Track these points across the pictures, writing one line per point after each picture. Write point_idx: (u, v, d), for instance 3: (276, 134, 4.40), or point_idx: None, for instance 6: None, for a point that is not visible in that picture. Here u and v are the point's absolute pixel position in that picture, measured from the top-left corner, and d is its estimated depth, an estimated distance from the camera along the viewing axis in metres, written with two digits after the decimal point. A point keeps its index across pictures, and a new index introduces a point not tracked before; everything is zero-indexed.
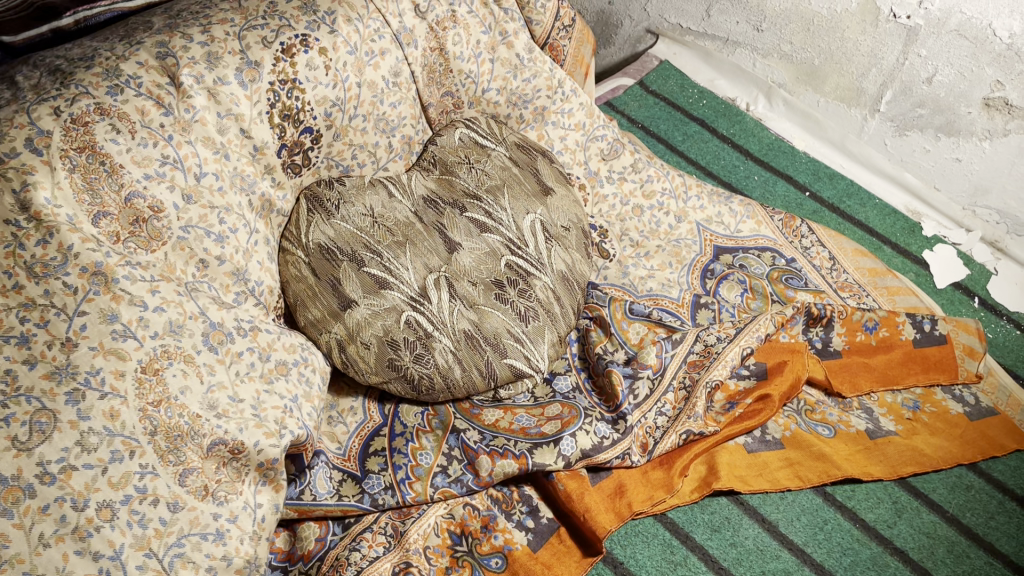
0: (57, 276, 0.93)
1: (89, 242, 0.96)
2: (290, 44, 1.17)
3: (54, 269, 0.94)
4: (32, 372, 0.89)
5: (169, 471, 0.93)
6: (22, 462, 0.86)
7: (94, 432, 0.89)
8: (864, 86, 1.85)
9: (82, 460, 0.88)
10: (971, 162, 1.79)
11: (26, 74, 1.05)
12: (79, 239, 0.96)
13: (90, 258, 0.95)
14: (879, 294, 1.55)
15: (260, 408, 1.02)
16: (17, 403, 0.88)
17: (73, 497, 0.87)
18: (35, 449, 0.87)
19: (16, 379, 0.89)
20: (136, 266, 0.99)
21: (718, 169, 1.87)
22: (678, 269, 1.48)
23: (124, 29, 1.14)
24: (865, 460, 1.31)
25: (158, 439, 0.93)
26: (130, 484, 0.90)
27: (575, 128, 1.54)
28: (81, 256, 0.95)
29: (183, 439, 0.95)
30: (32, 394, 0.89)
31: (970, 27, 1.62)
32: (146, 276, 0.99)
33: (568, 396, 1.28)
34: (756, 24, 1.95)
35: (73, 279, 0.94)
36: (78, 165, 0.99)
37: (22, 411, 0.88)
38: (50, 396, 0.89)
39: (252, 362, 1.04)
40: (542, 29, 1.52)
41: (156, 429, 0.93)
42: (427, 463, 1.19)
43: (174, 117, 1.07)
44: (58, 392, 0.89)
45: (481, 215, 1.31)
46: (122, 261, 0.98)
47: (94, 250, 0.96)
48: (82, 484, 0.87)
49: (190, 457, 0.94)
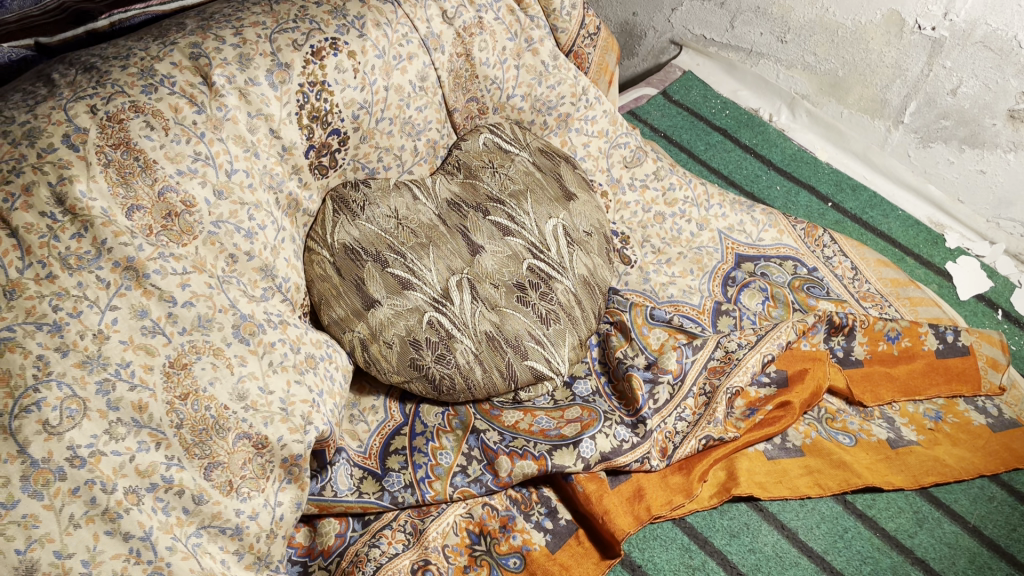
0: (91, 269, 0.95)
1: (123, 236, 0.98)
2: (319, 47, 1.19)
3: (88, 262, 0.95)
4: (65, 359, 0.90)
5: (194, 464, 0.96)
6: (53, 445, 0.87)
7: (123, 422, 0.92)
8: (888, 97, 1.85)
9: (110, 447, 0.90)
10: (996, 174, 1.78)
11: (63, 72, 1.07)
12: (113, 233, 0.97)
13: (123, 252, 0.97)
14: (901, 305, 1.54)
15: (288, 401, 1.03)
16: (50, 388, 0.89)
17: (102, 479, 0.89)
18: (66, 434, 0.88)
19: (49, 364, 0.90)
20: (169, 259, 1.00)
21: (740, 178, 1.87)
22: (699, 276, 1.49)
23: (158, 29, 1.16)
24: (885, 470, 1.30)
25: (183, 432, 0.95)
26: (156, 473, 0.93)
27: (598, 135, 1.55)
28: (115, 249, 0.97)
29: (209, 433, 0.97)
30: (64, 379, 0.90)
31: (996, 38, 1.61)
32: (177, 269, 1.00)
33: (587, 399, 1.29)
34: (780, 35, 1.96)
35: (106, 274, 0.96)
36: (113, 161, 1.01)
37: (53, 396, 0.89)
38: (80, 384, 0.90)
39: (284, 353, 1.06)
40: (566, 37, 1.54)
41: (182, 422, 0.95)
42: (446, 463, 1.19)
43: (206, 115, 1.09)
44: (88, 380, 0.91)
45: (503, 219, 1.33)
46: (155, 255, 0.99)
47: (127, 244, 0.98)
48: (111, 469, 0.90)
49: (214, 451, 0.97)
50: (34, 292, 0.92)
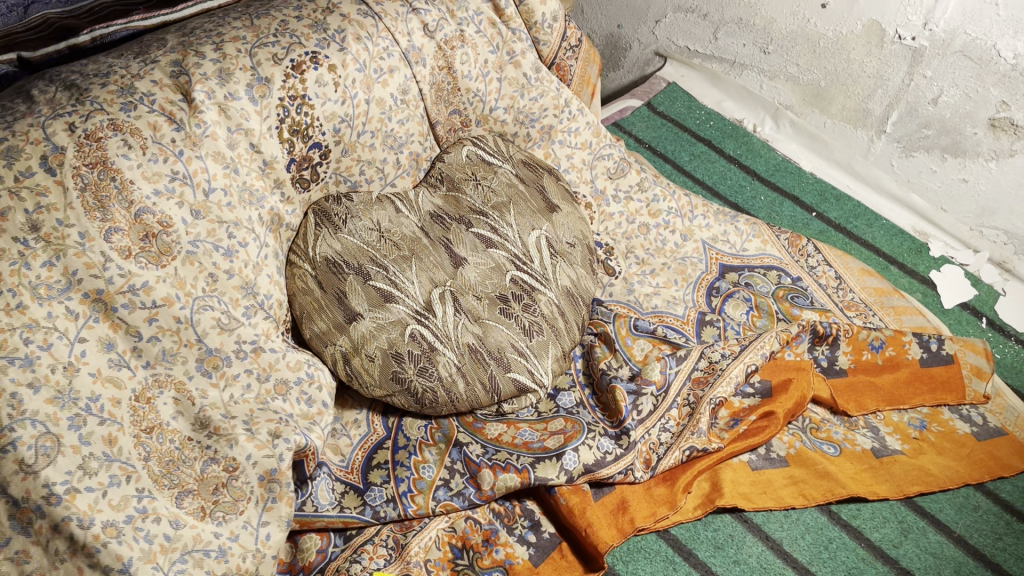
0: (60, 300, 0.96)
1: (94, 269, 0.98)
2: (299, 61, 1.19)
3: (56, 293, 0.96)
4: (37, 396, 0.92)
5: (165, 494, 0.98)
6: (30, 484, 0.90)
7: (95, 456, 0.94)
8: (870, 107, 1.86)
9: (85, 483, 0.92)
10: (978, 183, 1.78)
11: (42, 88, 1.06)
12: (84, 265, 0.97)
13: (93, 284, 0.98)
14: (886, 314, 1.54)
15: (253, 422, 1.04)
16: (24, 427, 0.90)
17: (78, 516, 0.91)
18: (41, 471, 0.90)
19: (22, 402, 0.91)
20: (139, 291, 1.00)
21: (724, 189, 1.87)
22: (683, 287, 1.49)
23: (139, 46, 1.16)
24: (870, 480, 1.30)
25: (151, 464, 0.98)
26: (130, 505, 0.94)
27: (581, 147, 1.56)
28: (85, 282, 0.97)
29: (175, 463, 1.00)
30: (37, 417, 0.91)
31: (975, 47, 1.62)
32: (148, 302, 1.01)
33: (571, 411, 1.28)
34: (763, 46, 1.97)
35: (75, 305, 0.97)
36: (90, 183, 1.00)
37: (28, 434, 0.90)
38: (53, 420, 0.92)
39: (246, 385, 1.07)
40: (548, 49, 1.54)
41: (150, 454, 0.98)
42: (428, 476, 1.19)
43: (185, 132, 1.08)
44: (61, 417, 0.93)
45: (486, 230, 1.32)
46: (126, 286, 0.99)
47: (98, 275, 0.98)
48: (87, 505, 0.91)
49: (184, 479, 0.99)
50: (4, 325, 0.92)
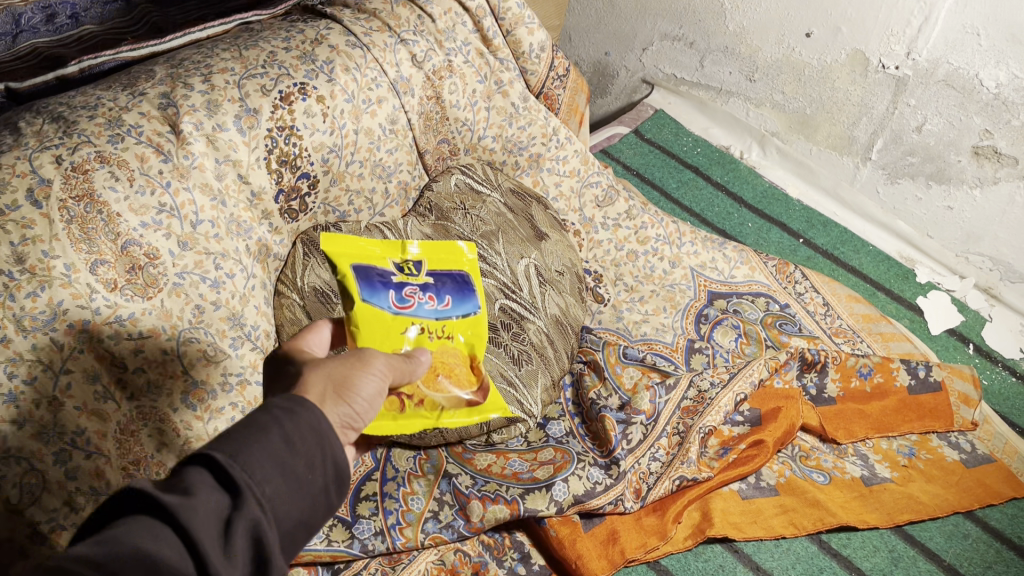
0: (45, 332, 0.93)
1: (80, 299, 0.96)
2: (288, 92, 1.20)
3: (41, 324, 0.93)
4: (20, 432, 0.90)
5: None
6: (15, 522, 0.89)
7: (81, 492, 0.93)
8: (855, 135, 1.88)
9: (71, 520, 0.93)
10: (963, 210, 1.79)
11: (29, 120, 1.04)
12: (70, 295, 0.95)
13: (79, 314, 0.95)
14: (873, 340, 1.55)
15: None
16: (8, 465, 0.89)
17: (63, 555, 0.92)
18: (26, 510, 0.89)
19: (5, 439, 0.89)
20: (125, 322, 0.99)
21: (711, 217, 1.88)
22: (672, 313, 1.49)
23: (127, 78, 1.15)
24: (860, 508, 1.29)
25: None
26: None
27: (569, 175, 1.57)
28: (70, 312, 0.95)
29: None
30: (20, 455, 0.89)
31: (958, 76, 1.64)
32: (135, 332, 1.00)
33: (560, 440, 1.28)
34: (749, 74, 1.99)
35: (60, 336, 0.94)
36: (76, 216, 0.98)
37: (13, 473, 0.89)
38: (37, 457, 0.91)
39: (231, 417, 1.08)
40: (536, 79, 1.57)
41: None
42: (417, 509, 1.17)
43: (172, 164, 1.07)
44: (44, 453, 0.91)
45: (475, 259, 1.32)
46: (112, 317, 0.98)
47: (84, 306, 0.96)
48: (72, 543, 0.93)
49: None
50: None
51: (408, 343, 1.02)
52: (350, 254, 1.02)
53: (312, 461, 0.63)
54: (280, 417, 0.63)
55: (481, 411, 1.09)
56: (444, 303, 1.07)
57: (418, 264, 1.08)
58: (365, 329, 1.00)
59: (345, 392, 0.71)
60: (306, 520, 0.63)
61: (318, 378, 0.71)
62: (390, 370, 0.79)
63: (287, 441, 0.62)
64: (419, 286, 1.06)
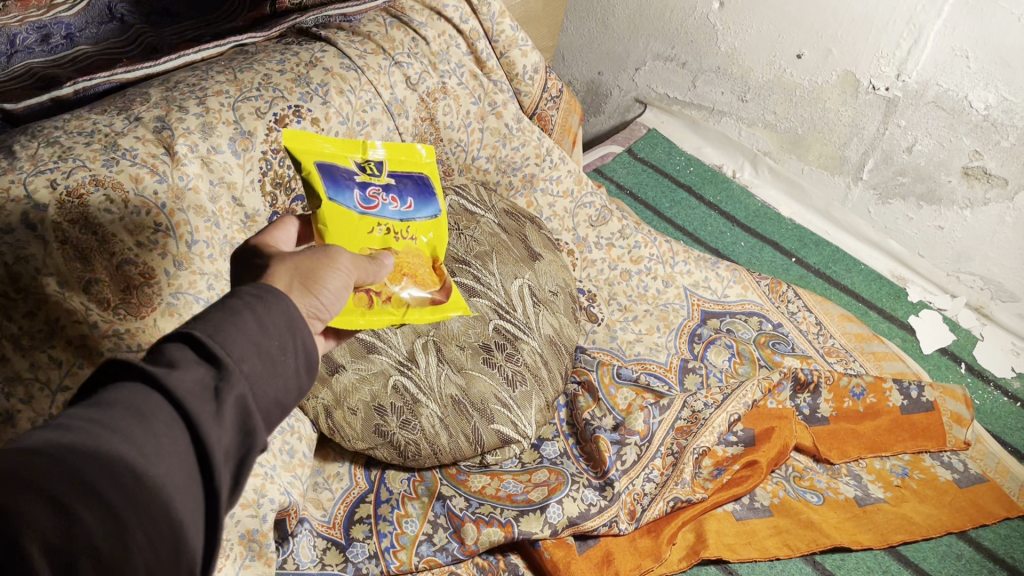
0: (42, 350, 0.96)
1: (76, 317, 0.98)
2: (283, 115, 1.20)
3: (38, 343, 0.96)
4: None
5: None
6: None
7: None
8: (847, 154, 1.89)
9: None
10: (953, 230, 1.80)
11: (24, 143, 1.03)
12: (66, 313, 0.97)
13: (77, 331, 0.98)
14: (866, 359, 1.56)
15: None
16: None
17: None
18: None
19: None
20: (123, 336, 0.99)
21: (705, 235, 1.89)
22: (665, 333, 1.50)
23: (122, 101, 1.15)
24: (853, 528, 1.30)
25: None
26: None
27: (562, 195, 1.57)
28: (68, 329, 0.97)
29: None
30: None
31: (947, 98, 1.66)
32: (133, 349, 1.00)
33: (555, 461, 1.28)
34: (741, 94, 2.00)
35: (58, 354, 0.96)
36: (70, 236, 0.98)
37: None
38: None
39: None
40: (529, 100, 1.58)
41: None
42: (412, 531, 1.17)
43: (167, 184, 1.06)
44: None
45: (469, 280, 1.32)
46: (109, 333, 0.99)
47: (81, 323, 0.98)
48: None
49: None
50: None
51: (376, 241, 1.01)
52: (312, 153, 0.99)
53: (285, 341, 0.61)
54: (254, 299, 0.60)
55: (443, 310, 1.07)
56: (407, 205, 1.06)
57: (380, 164, 1.07)
58: (331, 225, 0.97)
59: (311, 284, 0.71)
60: (283, 401, 0.61)
61: (284, 270, 0.71)
62: (353, 269, 0.79)
63: (259, 321, 0.60)
64: (381, 187, 1.05)
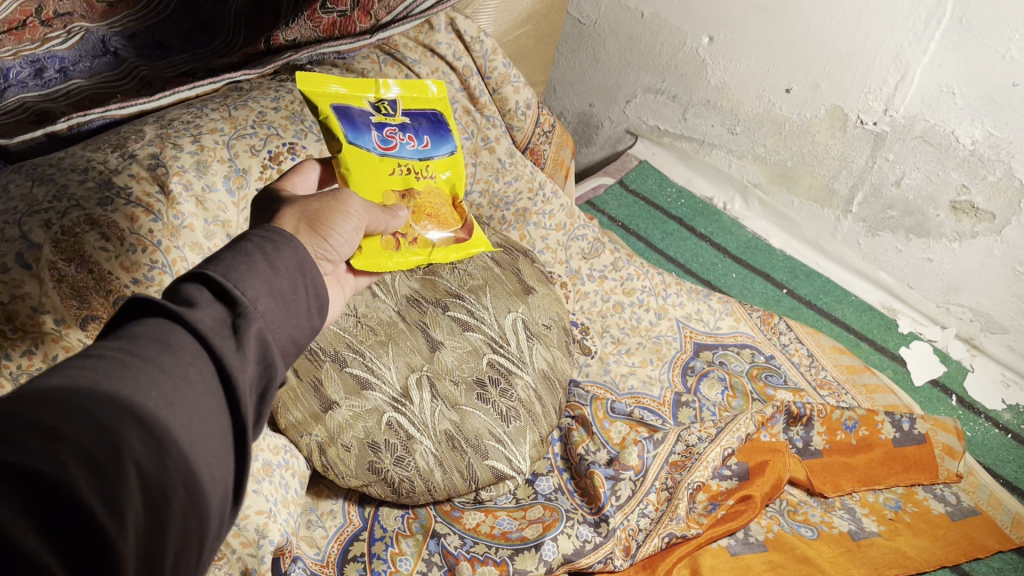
0: None
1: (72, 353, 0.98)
2: (277, 152, 1.23)
3: None
4: None
5: None
6: None
7: None
8: (836, 187, 1.91)
9: None
10: (942, 262, 1.82)
11: (19, 183, 1.04)
12: (64, 350, 0.98)
13: None
14: (858, 392, 1.56)
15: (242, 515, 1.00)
16: None
17: None
18: None
19: None
20: None
21: (697, 267, 1.96)
22: (658, 366, 1.50)
23: (116, 138, 1.14)
24: (847, 563, 1.27)
25: None
26: None
27: (555, 229, 1.58)
28: None
29: None
30: None
31: (935, 133, 1.67)
32: None
33: (549, 497, 1.28)
34: (731, 127, 2.02)
35: None
36: (66, 276, 0.98)
37: None
38: None
39: None
40: (522, 135, 1.59)
41: None
42: (405, 570, 1.16)
43: (163, 223, 1.06)
44: None
45: (462, 313, 1.32)
46: None
47: None
48: None
49: None
50: None
51: (396, 179, 1.10)
52: (330, 98, 1.06)
53: (296, 282, 0.66)
54: (263, 245, 0.66)
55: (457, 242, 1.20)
56: (422, 143, 1.14)
57: (394, 102, 1.14)
58: (356, 167, 1.05)
59: (316, 229, 0.77)
60: (293, 340, 0.66)
61: (291, 215, 0.77)
62: (363, 213, 0.85)
63: (270, 264, 0.65)
64: (397, 127, 1.12)
